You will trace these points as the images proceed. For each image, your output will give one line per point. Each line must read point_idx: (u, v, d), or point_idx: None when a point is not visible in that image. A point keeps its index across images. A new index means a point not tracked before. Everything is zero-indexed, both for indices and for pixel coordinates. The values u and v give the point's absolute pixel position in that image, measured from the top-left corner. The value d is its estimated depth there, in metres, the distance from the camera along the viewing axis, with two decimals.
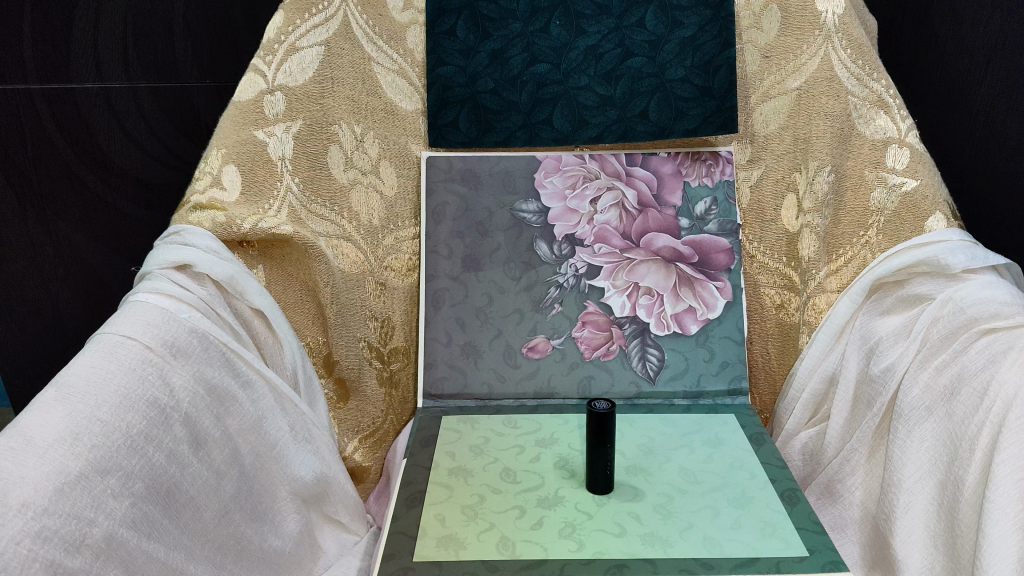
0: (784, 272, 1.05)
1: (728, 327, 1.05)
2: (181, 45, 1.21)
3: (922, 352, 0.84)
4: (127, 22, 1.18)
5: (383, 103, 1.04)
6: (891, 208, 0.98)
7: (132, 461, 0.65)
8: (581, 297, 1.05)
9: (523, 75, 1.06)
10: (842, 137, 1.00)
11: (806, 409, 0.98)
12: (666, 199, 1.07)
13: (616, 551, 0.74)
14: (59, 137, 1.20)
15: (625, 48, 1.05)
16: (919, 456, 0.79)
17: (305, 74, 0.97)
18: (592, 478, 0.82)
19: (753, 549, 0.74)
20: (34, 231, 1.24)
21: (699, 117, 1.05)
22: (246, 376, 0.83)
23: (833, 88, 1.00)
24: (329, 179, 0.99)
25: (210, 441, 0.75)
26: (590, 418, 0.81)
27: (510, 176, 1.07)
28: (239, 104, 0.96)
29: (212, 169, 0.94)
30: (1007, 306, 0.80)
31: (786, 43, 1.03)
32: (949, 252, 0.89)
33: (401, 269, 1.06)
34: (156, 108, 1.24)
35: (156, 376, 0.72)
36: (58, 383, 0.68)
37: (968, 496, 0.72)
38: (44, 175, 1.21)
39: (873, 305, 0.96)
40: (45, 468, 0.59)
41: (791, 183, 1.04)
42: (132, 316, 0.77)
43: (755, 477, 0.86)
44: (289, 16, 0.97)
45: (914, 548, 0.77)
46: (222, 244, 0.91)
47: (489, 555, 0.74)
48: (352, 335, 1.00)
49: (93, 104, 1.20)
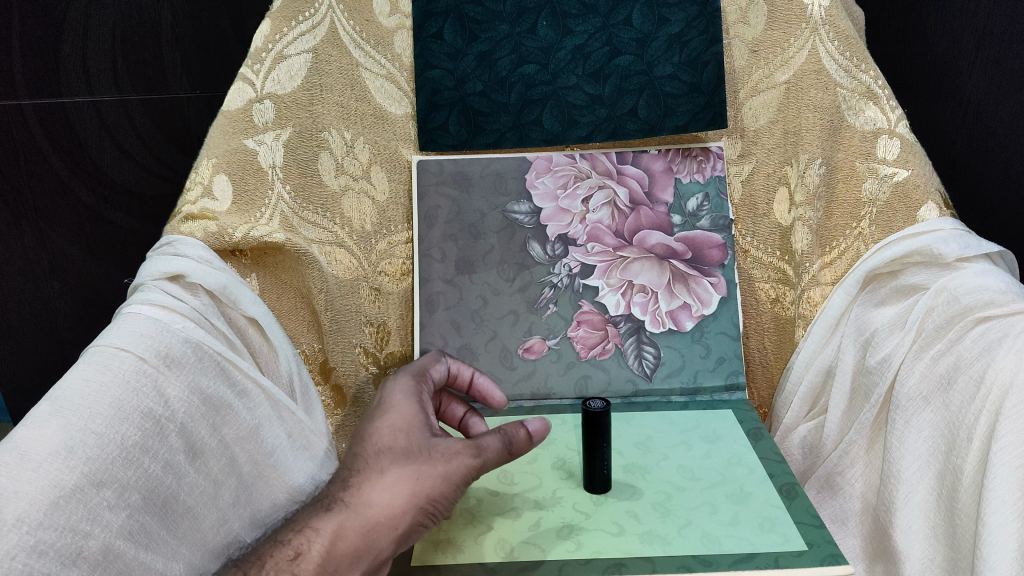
0: (778, 266, 1.05)
1: (724, 323, 1.04)
2: (170, 57, 1.25)
3: (919, 341, 0.84)
4: (116, 33, 1.21)
5: (372, 108, 1.04)
6: (882, 199, 0.97)
7: (128, 473, 0.65)
8: (575, 296, 1.05)
9: (511, 76, 1.06)
10: (832, 130, 1.00)
11: (805, 402, 0.98)
12: (658, 195, 1.07)
13: (614, 551, 0.74)
14: (49, 149, 1.23)
15: (612, 46, 1.05)
16: (918, 446, 0.79)
17: (294, 81, 0.98)
18: (589, 475, 0.82)
19: (751, 545, 0.74)
20: (27, 245, 1.27)
21: (688, 113, 1.04)
22: (242, 386, 0.82)
23: (822, 81, 1.00)
24: (319, 186, 0.99)
25: (206, 451, 0.76)
26: (585, 412, 0.80)
27: (501, 177, 1.07)
28: (228, 113, 0.96)
29: (202, 178, 0.94)
30: (1002, 295, 0.80)
31: (772, 37, 1.03)
32: (942, 242, 0.88)
33: (395, 273, 1.07)
34: (147, 120, 1.27)
35: (150, 388, 0.72)
36: (53, 396, 0.68)
37: (968, 485, 0.72)
38: (38, 191, 1.25)
39: (868, 296, 0.95)
40: (40, 483, 0.60)
41: (783, 176, 1.05)
42: (125, 328, 0.77)
43: (754, 472, 0.85)
44: (276, 24, 0.98)
45: (915, 539, 0.76)
46: (214, 253, 0.91)
47: (488, 557, 0.74)
48: (347, 341, 1.01)
49: (84, 117, 1.23)
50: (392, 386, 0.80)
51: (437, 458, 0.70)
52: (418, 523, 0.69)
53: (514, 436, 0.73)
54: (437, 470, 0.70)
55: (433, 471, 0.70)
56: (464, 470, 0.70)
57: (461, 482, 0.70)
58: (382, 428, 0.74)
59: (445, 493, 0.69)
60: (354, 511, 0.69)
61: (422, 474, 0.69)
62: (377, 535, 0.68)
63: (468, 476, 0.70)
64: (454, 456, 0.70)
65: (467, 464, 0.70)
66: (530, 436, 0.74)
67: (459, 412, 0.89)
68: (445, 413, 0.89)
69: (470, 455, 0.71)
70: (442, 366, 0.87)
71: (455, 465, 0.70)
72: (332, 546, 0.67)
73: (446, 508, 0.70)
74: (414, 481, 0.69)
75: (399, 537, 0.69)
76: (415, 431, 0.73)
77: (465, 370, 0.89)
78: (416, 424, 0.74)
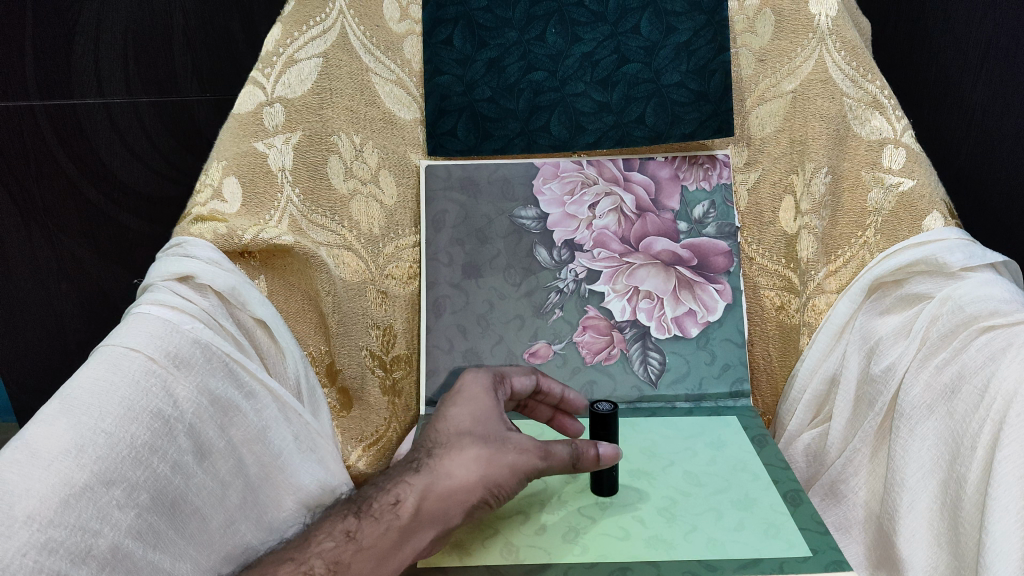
0: (783, 274, 1.06)
1: (729, 330, 1.05)
2: (181, 60, 1.27)
3: (923, 350, 0.85)
4: (126, 38, 1.23)
5: (381, 113, 1.05)
6: (888, 208, 0.98)
7: (137, 472, 0.66)
8: (581, 301, 1.05)
9: (520, 83, 1.06)
10: (839, 139, 1.01)
11: (808, 410, 0.98)
12: (664, 202, 1.07)
13: (619, 555, 0.75)
14: (60, 152, 1.27)
15: (620, 54, 1.05)
16: (921, 454, 0.79)
17: (304, 85, 0.99)
18: (602, 481, 0.82)
19: (756, 550, 0.75)
20: (36, 242, 1.32)
21: (696, 121, 1.05)
22: (249, 387, 0.82)
23: (828, 90, 1.01)
24: (329, 189, 1.00)
25: (214, 452, 0.76)
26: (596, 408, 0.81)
27: (508, 183, 1.08)
28: (239, 116, 0.97)
29: (212, 181, 0.95)
30: (1006, 304, 0.80)
31: (780, 46, 1.04)
32: (947, 251, 0.89)
33: (402, 277, 1.07)
34: (157, 122, 1.30)
35: (159, 388, 0.72)
36: (63, 395, 0.68)
37: (971, 495, 0.73)
38: (46, 190, 1.29)
39: (873, 305, 0.96)
40: (50, 481, 0.60)
41: (789, 185, 1.05)
42: (135, 329, 0.77)
43: (759, 478, 0.86)
44: (287, 28, 0.99)
45: (918, 547, 0.77)
46: (223, 255, 0.91)
47: (494, 561, 0.75)
48: (354, 343, 1.02)
49: (93, 117, 1.26)
50: (471, 376, 0.82)
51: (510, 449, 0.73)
52: (484, 505, 0.73)
53: (584, 453, 0.74)
54: (509, 458, 0.73)
55: (505, 460, 0.73)
56: (533, 467, 0.73)
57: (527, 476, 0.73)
58: (463, 412, 0.77)
59: (510, 482, 0.73)
60: (438, 478, 0.72)
61: (494, 460, 0.73)
62: (456, 501, 0.72)
63: (534, 472, 0.73)
64: (525, 451, 0.73)
65: (533, 464, 0.73)
66: (597, 461, 0.75)
67: (546, 415, 0.90)
68: (531, 415, 0.90)
69: (537, 457, 0.73)
70: (527, 378, 0.85)
71: (522, 462, 0.73)
72: (422, 503, 0.71)
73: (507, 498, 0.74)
74: (487, 465, 0.72)
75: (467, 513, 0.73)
76: (492, 421, 0.76)
77: (555, 388, 0.87)
78: (494, 415, 0.77)
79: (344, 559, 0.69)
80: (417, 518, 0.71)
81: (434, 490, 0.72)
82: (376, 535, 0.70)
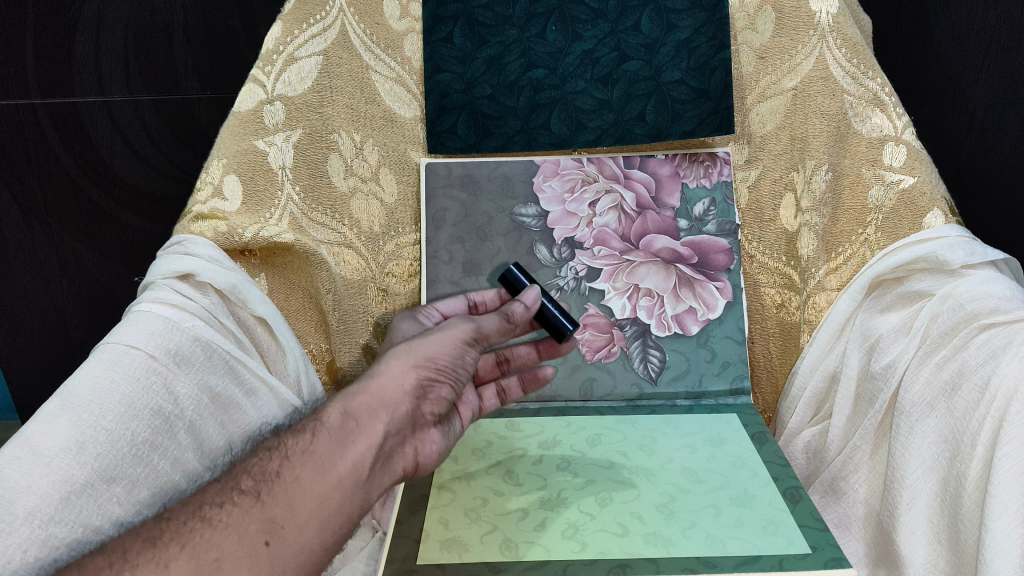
0: (783, 272, 1.06)
1: (729, 327, 1.05)
2: (181, 58, 1.28)
3: (923, 348, 0.84)
4: (127, 39, 1.24)
5: (381, 111, 1.05)
6: (889, 205, 0.97)
7: (137, 469, 0.66)
8: (581, 299, 1.05)
9: (520, 80, 1.06)
10: (839, 136, 1.00)
11: (808, 407, 0.99)
12: (664, 200, 1.07)
13: (618, 551, 0.75)
14: (59, 147, 1.27)
15: (621, 51, 1.05)
16: (921, 451, 0.79)
17: (304, 83, 0.98)
18: (556, 325, 0.79)
19: (754, 548, 0.75)
20: (38, 241, 1.32)
21: (696, 118, 1.05)
22: (250, 384, 0.82)
23: (829, 88, 1.01)
24: (329, 188, 1.00)
25: (215, 448, 0.76)
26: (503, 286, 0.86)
27: (508, 181, 1.08)
28: (239, 114, 0.97)
29: (213, 178, 0.95)
30: (1007, 301, 0.80)
31: (780, 43, 1.04)
32: (948, 248, 0.88)
33: (402, 275, 1.08)
34: (156, 117, 1.31)
35: (159, 386, 0.72)
36: (63, 391, 0.68)
37: (970, 492, 0.72)
38: (46, 188, 1.29)
39: (874, 302, 0.96)
40: (51, 477, 0.61)
41: (789, 182, 1.05)
42: (135, 327, 0.77)
43: (758, 476, 0.86)
44: (287, 26, 0.99)
45: (918, 544, 0.77)
46: (223, 252, 0.91)
47: (492, 557, 0.75)
48: (353, 341, 1.02)
49: (95, 116, 1.27)
50: (399, 320, 0.90)
51: (438, 329, 0.76)
52: (426, 383, 0.72)
53: (511, 310, 0.78)
54: (438, 336, 0.75)
55: (433, 339, 0.74)
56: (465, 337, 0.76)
57: (466, 346, 0.76)
58: None
59: (445, 352, 0.73)
60: (364, 387, 0.70)
61: (421, 342, 0.74)
62: (390, 393, 0.70)
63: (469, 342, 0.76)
64: (452, 327, 0.76)
65: (463, 332, 0.76)
66: (528, 307, 0.78)
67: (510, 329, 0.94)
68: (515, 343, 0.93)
69: (468, 326, 0.76)
70: (453, 299, 0.92)
71: (450, 332, 0.75)
72: (348, 405, 0.69)
73: (450, 368, 0.74)
74: (413, 351, 0.73)
75: (413, 402, 0.71)
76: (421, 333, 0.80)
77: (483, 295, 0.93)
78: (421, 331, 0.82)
79: (273, 469, 0.64)
80: (350, 418, 0.68)
81: (361, 396, 0.69)
82: (306, 441, 0.66)
